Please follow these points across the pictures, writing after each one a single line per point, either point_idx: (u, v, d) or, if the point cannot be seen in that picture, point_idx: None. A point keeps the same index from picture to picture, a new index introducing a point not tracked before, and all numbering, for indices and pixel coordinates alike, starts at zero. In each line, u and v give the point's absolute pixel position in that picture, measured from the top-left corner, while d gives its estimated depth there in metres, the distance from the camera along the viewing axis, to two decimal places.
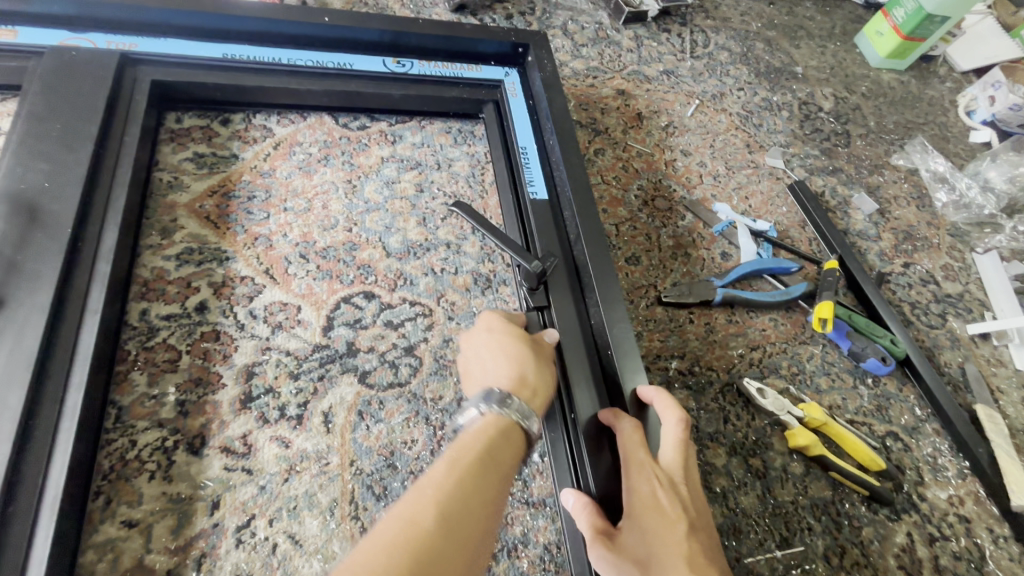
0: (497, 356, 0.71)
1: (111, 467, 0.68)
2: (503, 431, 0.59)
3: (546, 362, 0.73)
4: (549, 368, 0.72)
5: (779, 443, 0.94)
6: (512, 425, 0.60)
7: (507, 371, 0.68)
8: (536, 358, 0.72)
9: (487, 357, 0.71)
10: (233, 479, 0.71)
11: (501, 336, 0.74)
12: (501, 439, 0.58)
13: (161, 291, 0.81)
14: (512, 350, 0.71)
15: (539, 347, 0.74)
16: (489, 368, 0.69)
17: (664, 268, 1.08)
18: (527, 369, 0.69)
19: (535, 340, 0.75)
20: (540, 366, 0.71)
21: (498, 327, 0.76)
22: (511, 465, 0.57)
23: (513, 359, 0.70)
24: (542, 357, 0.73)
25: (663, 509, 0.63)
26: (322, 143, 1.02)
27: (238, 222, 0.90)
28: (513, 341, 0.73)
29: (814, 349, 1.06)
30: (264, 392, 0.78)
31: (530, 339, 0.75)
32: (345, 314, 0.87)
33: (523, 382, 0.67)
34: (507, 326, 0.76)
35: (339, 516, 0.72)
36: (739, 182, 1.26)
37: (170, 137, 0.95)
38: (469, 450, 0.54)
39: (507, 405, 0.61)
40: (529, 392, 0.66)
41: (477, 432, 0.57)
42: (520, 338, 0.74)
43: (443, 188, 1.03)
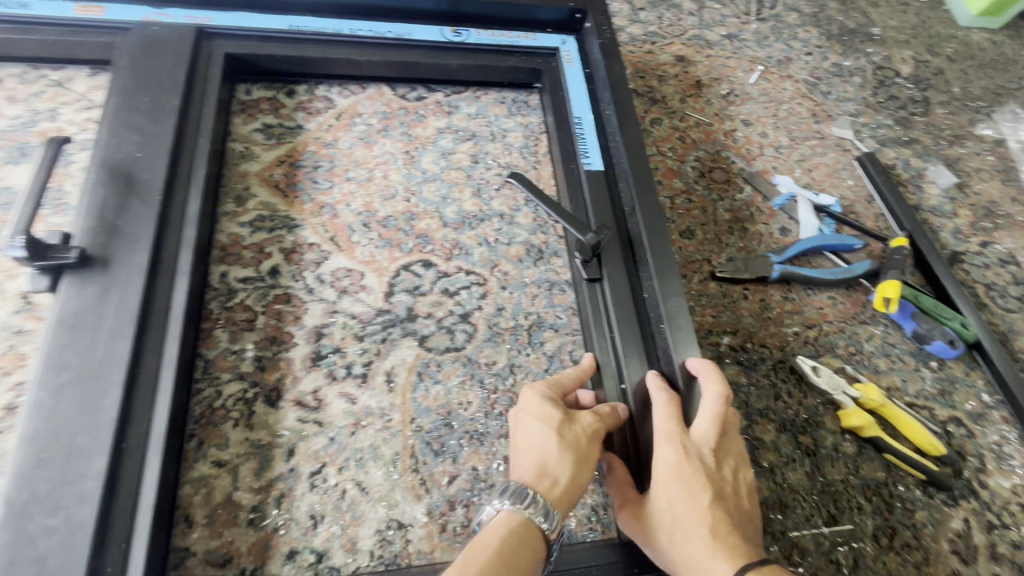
0: (524, 438, 0.70)
1: (201, 414, 0.76)
2: (521, 532, 0.61)
3: (574, 444, 0.69)
4: (577, 449, 0.69)
5: (832, 423, 0.93)
6: (529, 524, 0.61)
7: (530, 460, 0.67)
8: (560, 439, 0.68)
9: (518, 437, 0.71)
10: (306, 429, 0.78)
11: (529, 415, 0.71)
12: (514, 551, 0.59)
13: (238, 255, 0.87)
14: (536, 434, 0.69)
15: (567, 423, 0.70)
16: (515, 454, 0.69)
17: (719, 243, 1.06)
18: (547, 456, 0.67)
19: (564, 413, 0.71)
20: (564, 451, 0.67)
21: (528, 402, 0.73)
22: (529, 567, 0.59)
23: (535, 445, 0.68)
24: (570, 436, 0.69)
25: (690, 479, 0.66)
26: (381, 114, 1.04)
27: (305, 190, 0.95)
28: (539, 422, 0.70)
29: (874, 329, 1.03)
30: (332, 351, 0.83)
31: (557, 414, 0.71)
32: (405, 281, 0.90)
33: (544, 472, 0.66)
34: (537, 401, 0.73)
35: (401, 468, 0.78)
36: (803, 154, 1.20)
37: (241, 108, 0.99)
38: (481, 555, 0.57)
39: (521, 501, 0.62)
40: (551, 486, 0.65)
41: (482, 546, 0.59)
42: (548, 417, 0.70)
43: (498, 159, 1.04)
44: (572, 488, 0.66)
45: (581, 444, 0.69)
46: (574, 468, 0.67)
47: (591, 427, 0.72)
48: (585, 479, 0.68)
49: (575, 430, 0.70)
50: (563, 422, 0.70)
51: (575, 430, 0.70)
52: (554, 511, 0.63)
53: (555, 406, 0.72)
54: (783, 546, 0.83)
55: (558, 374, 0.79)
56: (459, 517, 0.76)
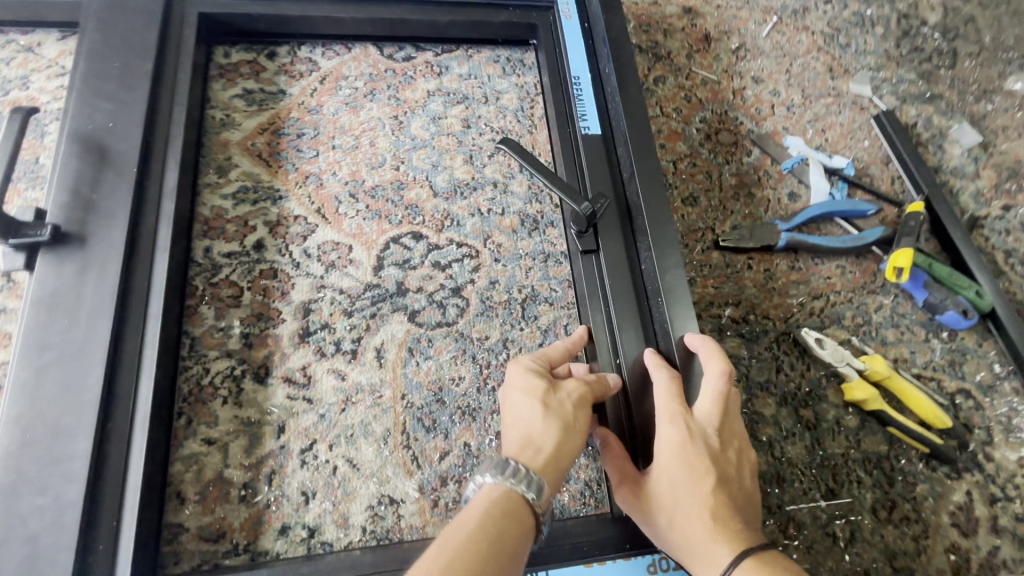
0: (511, 411, 0.68)
1: (189, 392, 0.75)
2: (504, 503, 0.58)
3: (559, 412, 0.66)
4: (563, 417, 0.66)
5: (834, 396, 0.91)
6: (513, 494, 0.59)
7: (515, 433, 0.65)
8: (545, 408, 0.66)
9: (504, 411, 0.69)
10: (296, 407, 0.77)
11: (514, 387, 0.70)
12: (499, 523, 0.56)
13: (221, 230, 0.85)
14: (521, 406, 0.67)
15: (552, 391, 0.68)
16: (503, 430, 0.67)
17: (724, 210, 1.01)
18: (532, 427, 0.65)
19: (549, 382, 0.69)
20: (548, 420, 0.65)
21: (513, 375, 0.71)
22: (515, 539, 0.56)
23: (520, 418, 0.66)
24: (556, 404, 0.67)
25: (693, 462, 0.63)
26: (367, 76, 0.99)
27: (289, 160, 0.91)
28: (522, 393, 0.68)
29: (883, 300, 0.99)
30: (320, 327, 0.81)
31: (542, 384, 0.68)
32: (394, 254, 0.87)
33: (528, 442, 0.63)
34: (522, 373, 0.71)
35: (392, 445, 0.77)
36: (817, 113, 1.13)
37: (220, 73, 0.94)
38: (463, 529, 0.55)
39: (503, 472, 0.60)
40: (535, 455, 0.62)
41: (467, 520, 0.56)
42: (532, 387, 0.68)
43: (491, 124, 0.99)
44: (558, 457, 0.63)
45: (567, 412, 0.66)
46: (560, 435, 0.64)
47: (577, 394, 0.69)
48: (574, 449, 0.65)
49: (561, 398, 0.68)
50: (547, 392, 0.68)
51: (560, 398, 0.67)
52: (539, 481, 0.60)
53: (540, 377, 0.70)
54: (779, 520, 0.82)
55: (547, 346, 0.77)
56: (451, 492, 0.76)
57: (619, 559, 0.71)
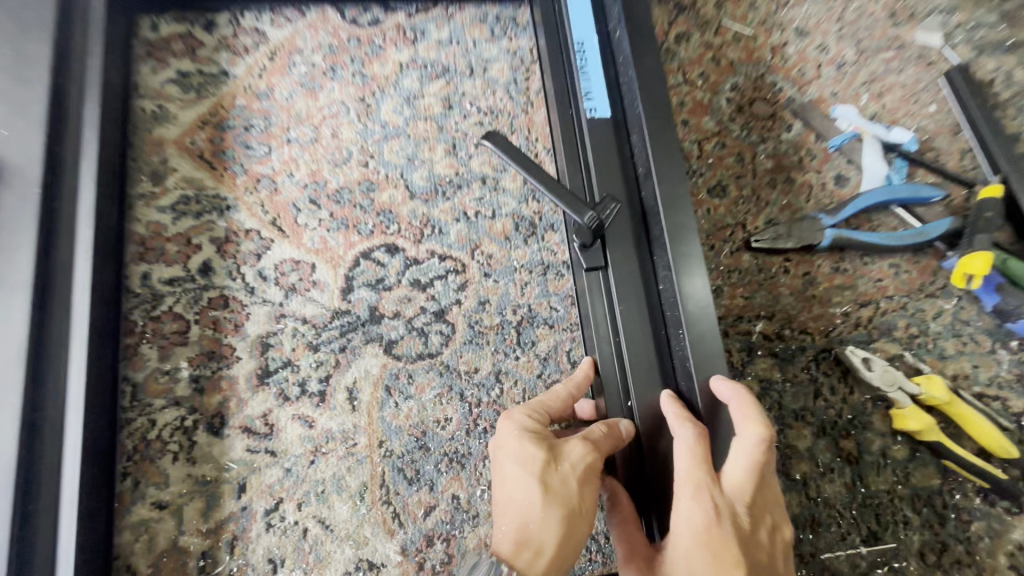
0: (507, 487, 0.59)
1: (134, 448, 0.66)
2: None
3: (560, 495, 0.57)
4: (567, 499, 0.57)
5: (881, 423, 0.78)
6: None
7: (511, 520, 0.57)
8: (544, 491, 0.57)
9: (500, 485, 0.60)
10: (257, 461, 0.67)
11: (509, 456, 0.60)
12: None
13: (161, 250, 0.72)
14: (517, 486, 0.58)
15: (552, 466, 0.58)
16: (498, 509, 0.59)
17: (757, 200, 0.85)
18: (529, 517, 0.56)
19: (548, 452, 0.59)
20: (548, 508, 0.56)
21: (506, 439, 0.61)
22: None
23: (516, 500, 0.58)
24: (557, 485, 0.57)
25: (719, 551, 0.52)
26: (326, 48, 0.82)
27: (236, 159, 0.76)
28: (518, 468, 0.59)
29: (944, 305, 0.84)
30: (281, 366, 0.70)
31: (541, 455, 0.59)
32: (365, 273, 0.74)
33: (527, 538, 0.56)
34: (517, 438, 0.61)
35: (370, 501, 0.67)
36: (873, 72, 0.94)
37: (147, 52, 0.78)
38: None
39: None
40: (535, 557, 0.55)
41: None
42: (529, 460, 0.59)
43: (477, 103, 0.82)
44: (562, 552, 0.56)
45: (570, 494, 0.57)
46: (562, 527, 0.56)
47: (581, 465, 0.59)
48: (580, 539, 0.57)
49: (562, 474, 0.58)
50: (547, 467, 0.58)
51: (561, 476, 0.58)
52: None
53: (538, 444, 0.60)
54: (812, 570, 0.73)
55: (547, 395, 0.67)
56: (438, 553, 0.67)
57: None
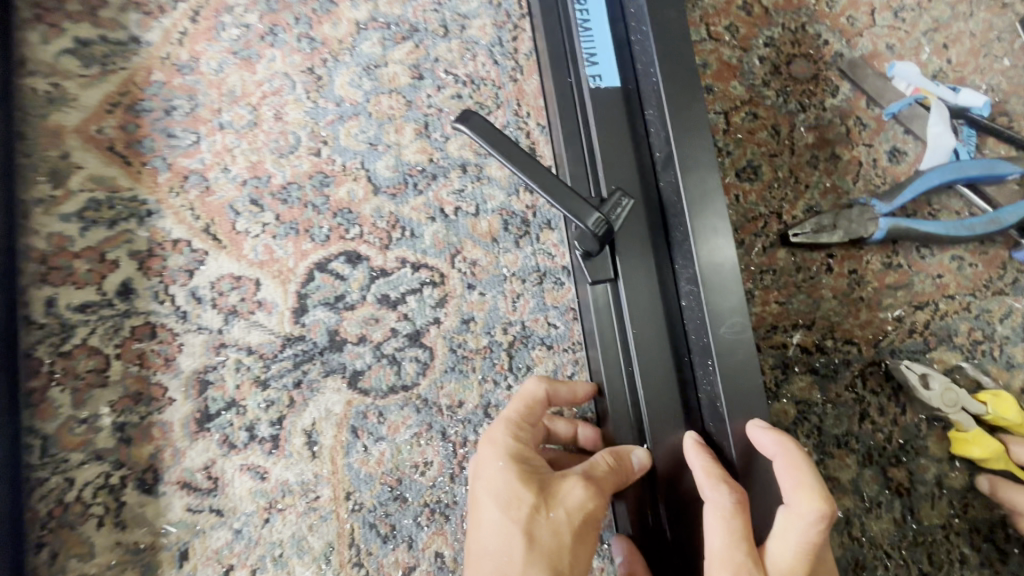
0: (481, 534, 0.48)
1: (49, 513, 0.54)
2: None
3: (548, 551, 0.45)
4: (555, 555, 0.45)
5: (936, 447, 0.67)
6: None
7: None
8: (529, 545, 0.45)
9: (474, 529, 0.49)
10: (200, 522, 0.56)
11: (489, 497, 0.48)
12: None
13: (68, 269, 0.58)
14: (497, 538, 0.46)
15: (541, 513, 0.46)
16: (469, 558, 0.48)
17: (796, 184, 0.71)
18: None
19: (539, 495, 0.47)
20: (532, 568, 0.44)
21: (488, 475, 0.49)
22: None
23: (492, 552, 0.46)
24: (546, 539, 0.46)
25: None
26: (263, 4, 0.65)
27: (156, 151, 0.62)
28: (498, 514, 0.47)
29: (1014, 303, 0.71)
30: (224, 407, 0.58)
31: (528, 498, 0.47)
32: (322, 289, 0.61)
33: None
34: (501, 474, 0.49)
35: (337, 564, 0.57)
36: (936, 19, 0.77)
37: (36, 15, 0.62)
38: None
39: None
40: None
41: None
42: (513, 502, 0.47)
43: (453, 69, 0.67)
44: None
45: (561, 549, 0.45)
46: None
47: (579, 514, 0.47)
48: None
49: (553, 522, 0.46)
50: (534, 513, 0.46)
51: (551, 526, 0.46)
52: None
53: (525, 482, 0.48)
54: None
55: (522, 398, 0.54)
56: None
57: None
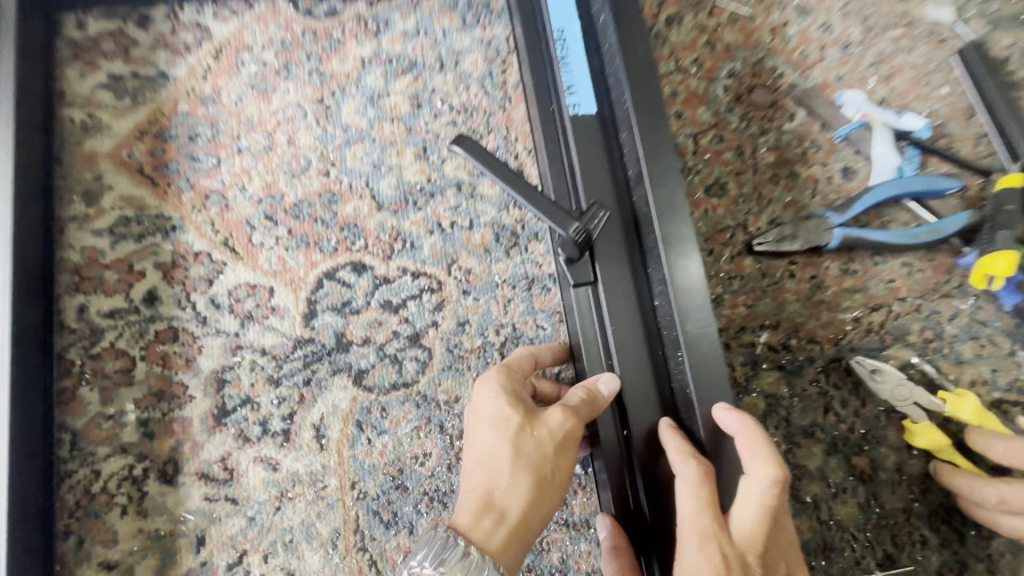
0: (474, 449, 0.55)
1: (77, 503, 0.59)
2: None
3: (532, 460, 0.52)
4: (538, 464, 0.52)
5: (896, 437, 0.73)
6: None
7: (477, 482, 0.53)
8: (515, 455, 0.52)
9: (468, 447, 0.56)
10: (217, 510, 0.61)
11: (483, 418, 0.55)
12: None
13: (98, 279, 0.64)
14: (489, 452, 0.53)
15: (526, 429, 0.53)
16: (464, 471, 0.55)
17: (759, 199, 0.78)
18: (496, 481, 0.52)
19: (524, 416, 0.54)
20: (517, 473, 0.52)
21: (481, 401, 0.56)
22: None
23: (484, 463, 0.53)
24: (530, 451, 0.52)
25: None
26: (278, 43, 0.73)
27: (180, 173, 0.69)
28: (489, 431, 0.54)
29: (960, 305, 0.78)
30: (240, 404, 0.63)
31: (515, 418, 0.54)
32: (330, 295, 0.67)
33: (490, 504, 0.51)
34: (493, 399, 0.56)
35: (343, 549, 0.61)
36: (881, 53, 0.86)
37: (74, 54, 0.70)
38: None
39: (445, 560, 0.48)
40: (495, 523, 0.50)
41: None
42: (502, 422, 0.54)
43: (449, 100, 0.74)
44: (526, 522, 0.51)
45: (542, 459, 0.52)
46: (532, 494, 0.51)
47: (560, 431, 0.53)
48: (548, 508, 0.52)
49: (536, 438, 0.53)
50: (520, 429, 0.53)
51: (535, 440, 0.53)
52: (501, 564, 0.49)
53: (513, 406, 0.55)
54: None
55: (509, 355, 0.62)
56: None
57: None
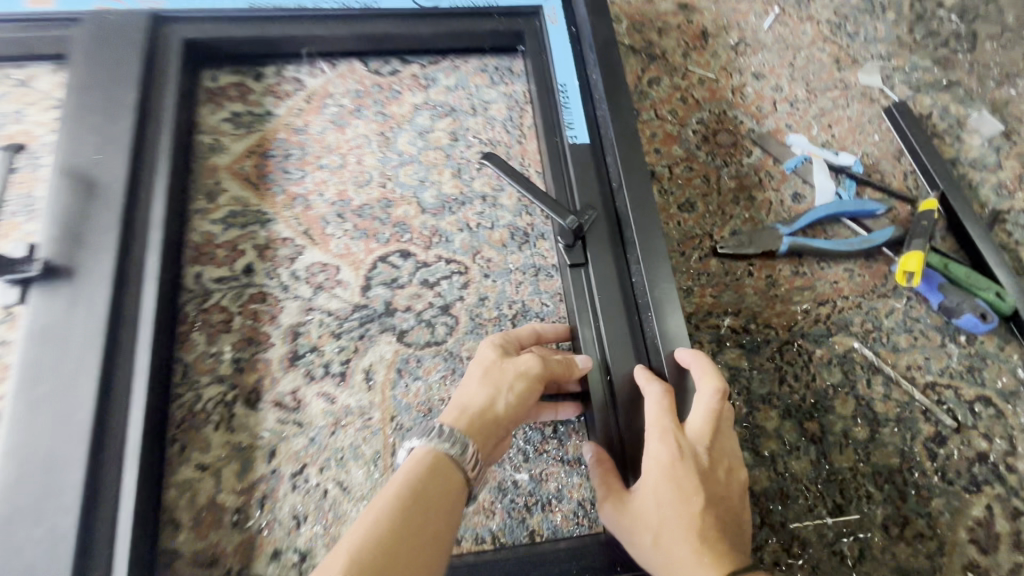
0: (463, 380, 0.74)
1: (182, 418, 0.76)
2: (429, 464, 0.61)
3: (495, 378, 0.70)
4: (499, 381, 0.70)
5: (842, 407, 0.87)
6: (434, 453, 0.62)
7: (457, 396, 0.71)
8: (484, 374, 0.71)
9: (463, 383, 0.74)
10: (286, 430, 0.77)
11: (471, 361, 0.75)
12: (425, 483, 0.59)
13: (212, 255, 0.85)
14: (468, 375, 0.72)
15: (496, 360, 0.72)
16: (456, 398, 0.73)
17: (722, 215, 0.98)
18: (467, 391, 0.70)
19: (497, 353, 0.73)
20: (483, 385, 0.70)
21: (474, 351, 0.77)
22: (440, 502, 0.59)
23: (464, 383, 0.72)
24: (497, 372, 0.71)
25: (681, 481, 0.61)
26: (354, 93, 0.98)
27: (277, 182, 0.91)
28: (472, 363, 0.73)
29: (895, 304, 0.94)
30: (309, 350, 0.82)
31: (491, 354, 0.73)
32: (382, 273, 0.87)
33: (460, 404, 0.68)
34: (480, 347, 0.76)
35: (382, 467, 0.77)
36: (822, 108, 1.09)
37: (208, 97, 0.95)
38: (389, 491, 0.57)
39: (427, 433, 0.63)
40: (461, 414, 0.67)
41: (372, 513, 0.55)
42: (482, 357, 0.74)
43: (479, 136, 0.98)
44: (485, 419, 0.67)
45: (503, 378, 0.70)
46: (489, 399, 0.68)
47: (521, 364, 0.72)
48: (501, 413, 0.68)
49: (502, 365, 0.72)
50: (493, 360, 0.73)
51: (500, 366, 0.71)
52: (466, 439, 0.64)
53: (492, 348, 0.74)
54: (782, 539, 0.79)
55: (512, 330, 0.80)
56: None
57: None
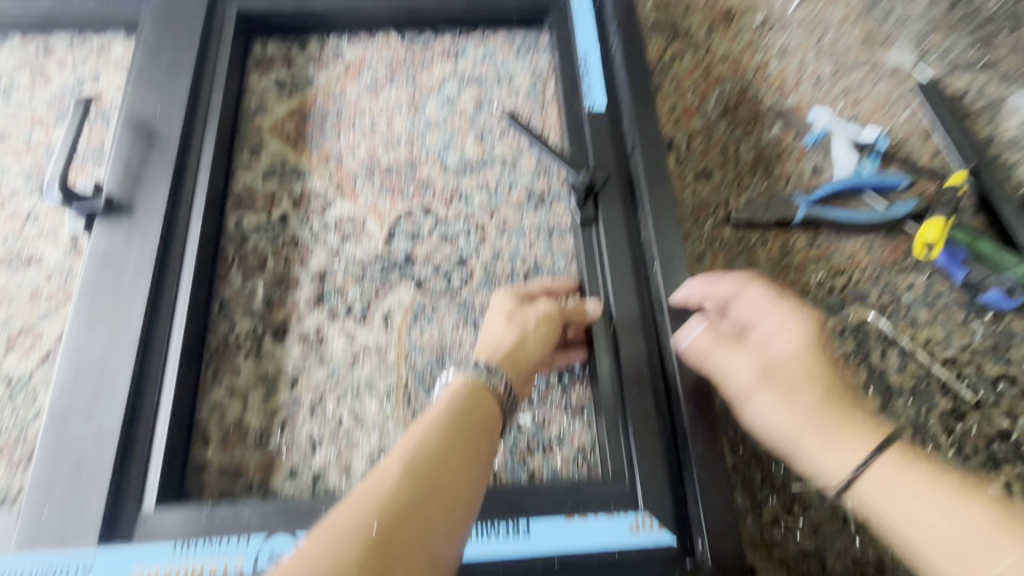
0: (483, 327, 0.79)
1: (218, 345, 0.84)
2: (467, 392, 0.66)
3: (521, 322, 0.76)
4: (524, 324, 0.75)
5: (853, 376, 0.86)
6: (473, 381, 0.68)
7: (483, 339, 0.76)
8: (508, 320, 0.76)
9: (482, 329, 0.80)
10: (309, 363, 0.83)
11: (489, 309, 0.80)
12: (466, 407, 0.65)
13: (252, 204, 0.93)
14: (490, 322, 0.77)
15: (516, 307, 0.78)
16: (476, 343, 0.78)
17: (739, 185, 0.99)
18: (494, 334, 0.75)
19: (517, 301, 0.79)
20: (509, 328, 0.75)
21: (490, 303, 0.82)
22: (483, 425, 0.64)
23: (488, 328, 0.76)
24: (520, 317, 0.76)
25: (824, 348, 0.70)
26: (388, 63, 1.05)
27: (313, 141, 0.99)
28: (492, 311, 0.78)
29: (916, 278, 0.93)
30: (333, 293, 0.88)
31: (510, 302, 0.79)
32: (405, 227, 0.93)
33: (489, 344, 0.74)
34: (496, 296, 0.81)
35: (394, 402, 0.81)
36: (849, 85, 1.08)
37: (256, 65, 1.04)
38: (435, 414, 0.63)
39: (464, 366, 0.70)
40: (492, 352, 0.72)
41: (422, 430, 0.60)
42: (501, 305, 0.79)
43: (503, 104, 1.02)
44: (515, 356, 0.72)
45: (528, 322, 0.76)
46: (519, 340, 0.74)
47: (543, 309, 0.77)
48: (532, 350, 0.73)
49: (524, 311, 0.77)
50: (513, 307, 0.78)
51: (523, 312, 0.77)
52: (501, 370, 0.70)
53: (510, 297, 0.79)
54: (782, 499, 0.79)
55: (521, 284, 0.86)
56: None
57: (600, 514, 0.72)
